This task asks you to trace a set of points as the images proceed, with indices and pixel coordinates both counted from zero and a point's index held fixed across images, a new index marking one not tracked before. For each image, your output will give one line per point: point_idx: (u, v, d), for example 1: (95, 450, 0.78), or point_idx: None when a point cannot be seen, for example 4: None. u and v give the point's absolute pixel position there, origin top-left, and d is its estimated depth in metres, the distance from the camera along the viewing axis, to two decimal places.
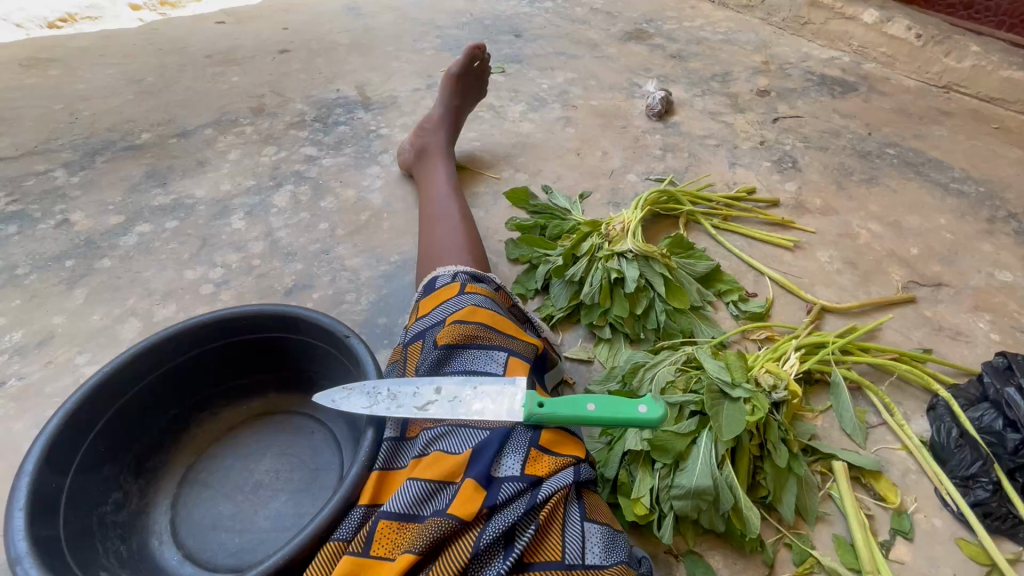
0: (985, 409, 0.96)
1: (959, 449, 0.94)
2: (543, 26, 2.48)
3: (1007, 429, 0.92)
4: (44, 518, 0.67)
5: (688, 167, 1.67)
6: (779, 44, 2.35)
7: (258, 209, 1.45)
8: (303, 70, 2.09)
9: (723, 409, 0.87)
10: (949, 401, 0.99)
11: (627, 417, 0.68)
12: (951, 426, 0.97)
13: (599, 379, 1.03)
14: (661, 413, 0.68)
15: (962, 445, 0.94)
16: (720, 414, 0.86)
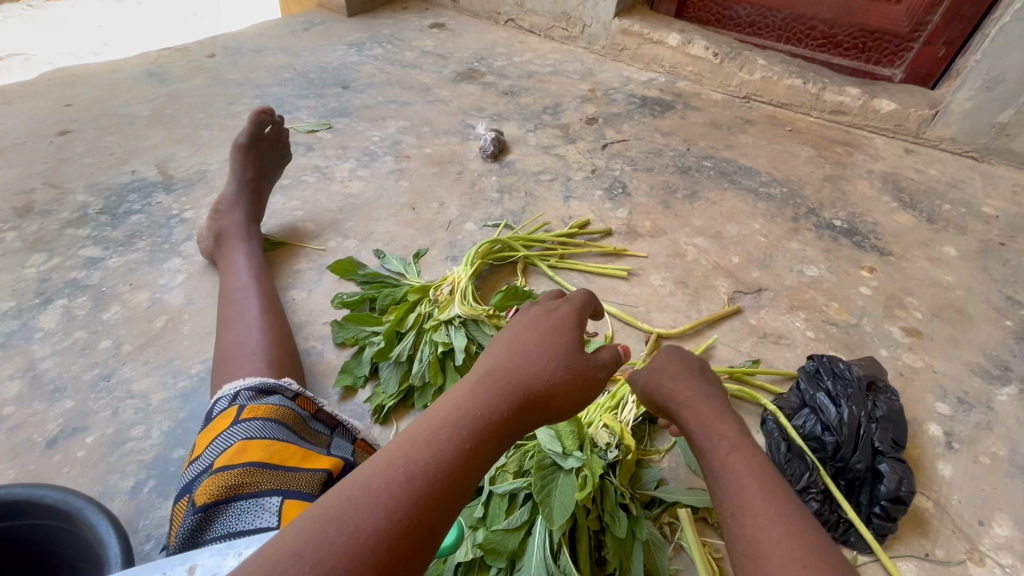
0: (805, 415, 1.00)
1: (789, 464, 0.96)
2: (372, 74, 2.40)
3: (824, 433, 0.97)
4: None
5: (524, 207, 1.65)
6: (603, 71, 2.47)
7: (16, 337, 1.19)
8: (88, 152, 1.81)
9: (552, 486, 0.80)
10: (775, 414, 1.02)
11: None
12: (781, 440, 1.00)
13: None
14: None
15: (791, 460, 0.97)
16: (552, 493, 0.79)
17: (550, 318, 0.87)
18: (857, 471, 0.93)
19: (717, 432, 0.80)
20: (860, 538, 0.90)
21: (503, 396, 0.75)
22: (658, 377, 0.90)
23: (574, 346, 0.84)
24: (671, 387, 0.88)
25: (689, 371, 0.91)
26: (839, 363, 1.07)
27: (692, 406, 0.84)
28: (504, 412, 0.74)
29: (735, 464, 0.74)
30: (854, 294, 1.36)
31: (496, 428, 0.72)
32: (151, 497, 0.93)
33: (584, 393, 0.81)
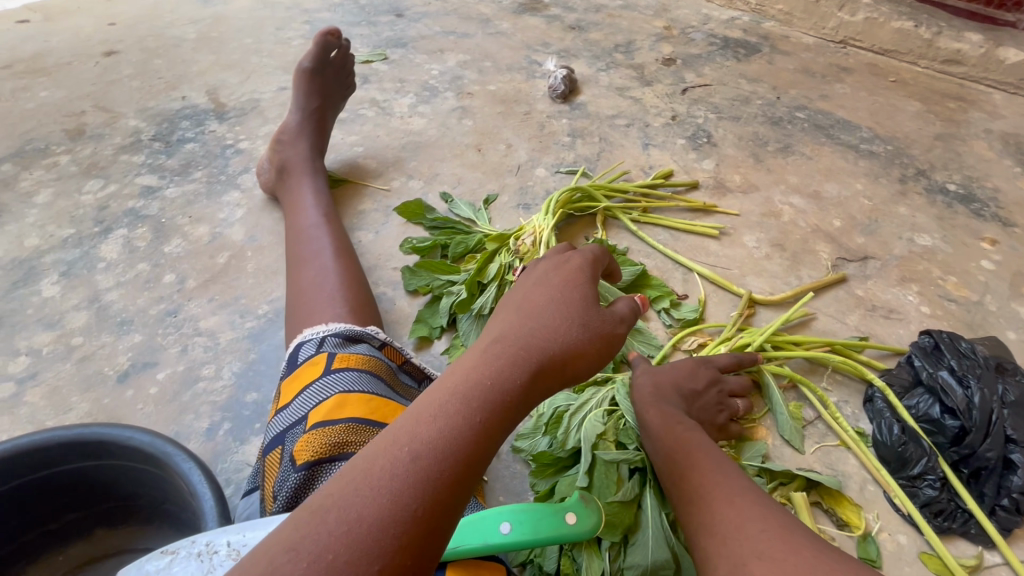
0: (920, 396, 0.92)
1: (903, 447, 0.88)
2: (426, 2, 2.21)
3: (945, 416, 0.88)
4: None
5: (600, 153, 1.52)
6: (679, 6, 2.23)
7: (79, 266, 1.14)
8: (136, 76, 1.71)
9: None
10: (886, 391, 0.93)
11: (551, 533, 0.56)
12: (892, 421, 0.91)
13: (527, 432, 0.87)
14: (591, 522, 0.58)
15: (906, 443, 0.88)
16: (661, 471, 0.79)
17: (561, 271, 0.75)
18: (986, 461, 0.84)
19: (675, 431, 0.76)
20: (982, 530, 0.83)
21: (516, 358, 0.63)
22: (646, 379, 0.86)
23: (590, 303, 0.72)
24: (651, 387, 0.84)
25: (678, 372, 0.87)
26: (961, 341, 0.95)
27: (654, 408, 0.80)
28: (517, 378, 0.62)
29: (688, 462, 0.71)
30: (974, 268, 1.22)
31: (511, 397, 0.60)
32: (228, 440, 0.89)
33: (608, 352, 0.71)
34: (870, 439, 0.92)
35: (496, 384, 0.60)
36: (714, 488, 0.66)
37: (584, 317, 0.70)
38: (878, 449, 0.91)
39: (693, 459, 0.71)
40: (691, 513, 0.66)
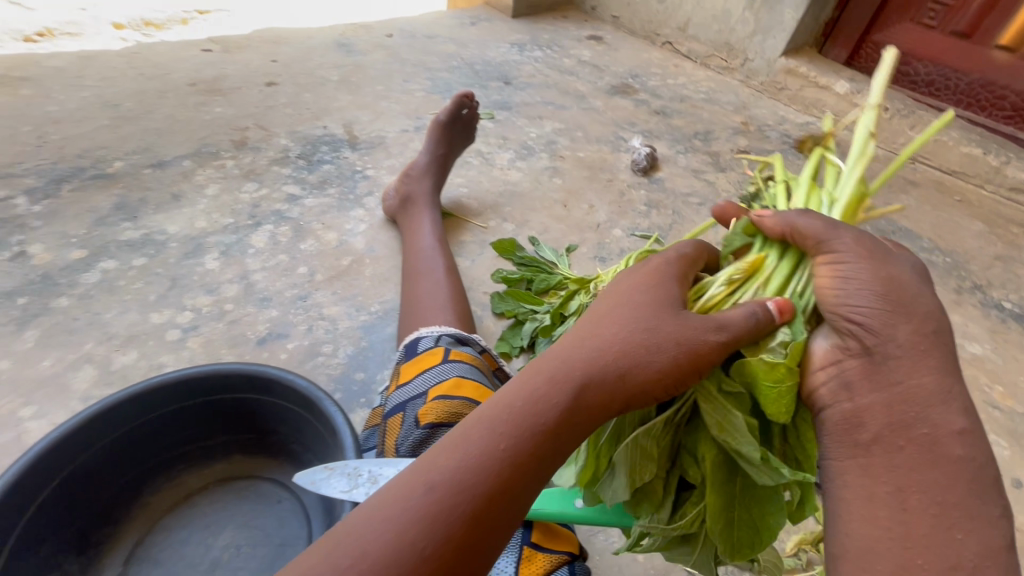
0: None
1: None
2: (531, 74, 2.54)
3: None
4: None
5: (672, 225, 1.70)
6: (757, 106, 2.45)
7: (234, 249, 1.39)
8: (289, 104, 2.06)
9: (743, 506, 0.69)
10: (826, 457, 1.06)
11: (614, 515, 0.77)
12: None
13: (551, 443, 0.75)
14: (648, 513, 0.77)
15: None
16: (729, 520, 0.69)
17: (630, 278, 0.70)
18: None
19: (932, 414, 0.63)
20: None
21: (563, 385, 0.62)
22: (876, 289, 0.64)
23: (654, 323, 0.65)
24: (902, 321, 0.63)
25: (921, 288, 0.65)
26: None
27: (919, 354, 0.63)
28: (562, 406, 0.61)
29: (917, 465, 0.62)
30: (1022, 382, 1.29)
31: (555, 427, 0.60)
32: None
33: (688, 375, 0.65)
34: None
35: (526, 408, 0.60)
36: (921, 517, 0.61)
37: (642, 328, 0.65)
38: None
39: (941, 466, 0.62)
40: (886, 522, 0.62)
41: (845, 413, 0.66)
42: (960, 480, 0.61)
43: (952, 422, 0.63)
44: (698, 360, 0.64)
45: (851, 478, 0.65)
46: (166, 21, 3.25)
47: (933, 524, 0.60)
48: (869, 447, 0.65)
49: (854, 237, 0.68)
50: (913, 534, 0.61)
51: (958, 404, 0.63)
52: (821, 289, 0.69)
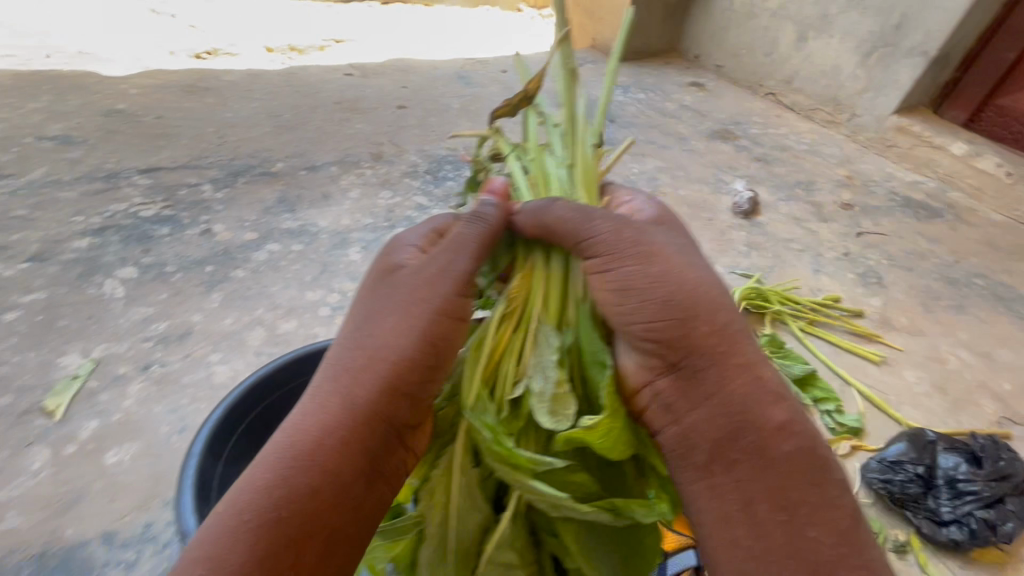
0: (902, 479, 1.08)
1: (948, 519, 1.04)
2: (635, 114, 2.67)
3: (922, 487, 1.07)
4: (203, 500, 0.79)
5: (773, 267, 1.74)
6: (863, 161, 2.43)
7: (373, 246, 1.58)
8: (417, 126, 2.31)
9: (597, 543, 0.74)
10: (881, 495, 1.11)
11: None
12: (909, 513, 1.07)
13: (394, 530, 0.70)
14: None
15: (945, 520, 1.04)
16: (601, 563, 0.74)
17: (356, 325, 0.69)
18: (973, 491, 1.05)
19: (749, 415, 0.62)
20: (1005, 507, 1.04)
21: (325, 438, 0.60)
22: (661, 297, 0.65)
23: (389, 335, 0.66)
24: (695, 324, 0.64)
25: (692, 265, 0.69)
26: (868, 462, 1.14)
27: (710, 338, 0.64)
28: (334, 460, 0.59)
29: (746, 473, 0.61)
30: None
31: (326, 479, 0.58)
32: None
33: (434, 371, 0.68)
34: (878, 493, 1.11)
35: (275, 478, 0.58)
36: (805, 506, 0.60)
37: (369, 373, 0.64)
38: (884, 500, 1.11)
39: (777, 466, 0.61)
40: (751, 534, 0.60)
41: (676, 437, 0.66)
42: (797, 472, 0.61)
43: (772, 415, 0.62)
44: (439, 350, 0.68)
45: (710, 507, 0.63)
46: (308, 47, 3.71)
47: (787, 527, 0.60)
48: (706, 467, 0.63)
49: (610, 230, 0.71)
50: (794, 526, 0.60)
51: (771, 394, 0.63)
52: (608, 303, 0.70)
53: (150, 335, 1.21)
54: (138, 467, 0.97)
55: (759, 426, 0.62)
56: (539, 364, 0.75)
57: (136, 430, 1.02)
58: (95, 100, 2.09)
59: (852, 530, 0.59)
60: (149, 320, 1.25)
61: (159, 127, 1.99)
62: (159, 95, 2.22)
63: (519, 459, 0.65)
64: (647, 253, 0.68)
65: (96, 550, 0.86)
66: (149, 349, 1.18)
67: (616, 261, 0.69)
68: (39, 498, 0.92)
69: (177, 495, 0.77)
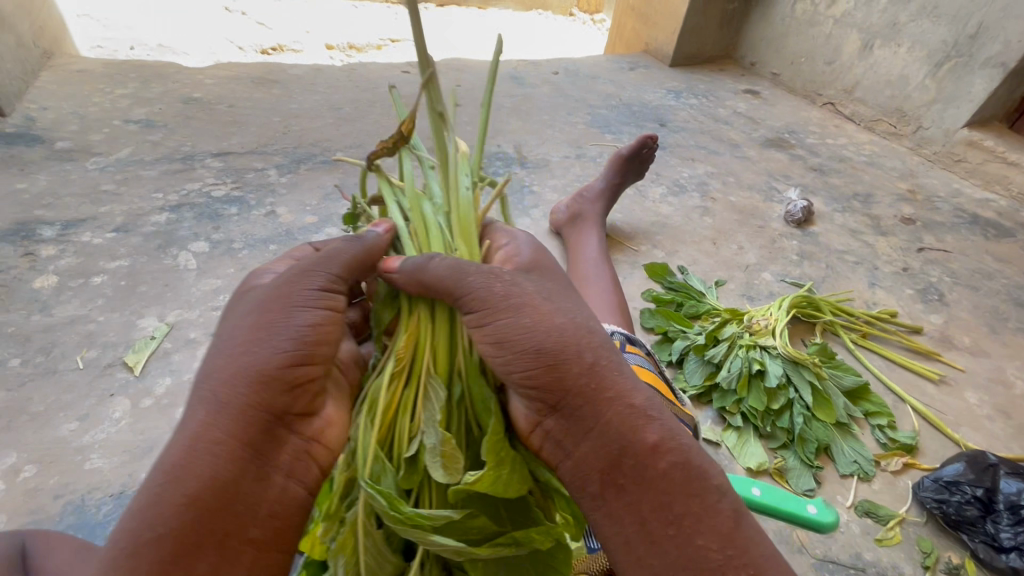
0: (957, 502, 1.04)
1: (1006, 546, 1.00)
2: (687, 119, 2.65)
3: (979, 510, 1.03)
4: None
5: (826, 278, 1.69)
6: (927, 175, 2.33)
7: None
8: (470, 124, 2.37)
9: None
10: (934, 518, 1.06)
11: (807, 511, 0.96)
12: (964, 540, 1.03)
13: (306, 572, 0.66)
14: (828, 517, 0.96)
15: (1003, 548, 1.00)
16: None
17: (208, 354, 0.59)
18: None
19: (626, 443, 0.57)
20: None
21: (189, 452, 0.52)
22: (534, 343, 0.57)
23: (247, 333, 0.57)
24: (569, 361, 0.57)
25: (561, 302, 0.62)
26: (922, 479, 1.09)
27: (589, 372, 0.58)
28: (204, 471, 0.52)
29: (636, 497, 0.57)
30: None
31: (197, 494, 0.51)
32: None
33: (315, 351, 0.59)
34: (931, 512, 1.07)
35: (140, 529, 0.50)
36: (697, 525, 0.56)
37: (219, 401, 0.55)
38: (938, 520, 1.06)
39: (658, 487, 0.56)
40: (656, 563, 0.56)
41: (570, 474, 0.59)
42: (677, 489, 0.57)
43: (645, 437, 0.57)
44: (322, 326, 0.60)
45: (620, 548, 0.57)
46: (366, 46, 3.84)
47: (679, 543, 0.56)
48: (602, 497, 0.58)
49: (478, 269, 0.62)
50: (691, 544, 0.56)
51: (642, 416, 0.58)
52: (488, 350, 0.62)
53: (218, 305, 1.30)
54: None
55: (637, 450, 0.57)
56: (428, 418, 0.64)
57: None
58: (174, 88, 2.24)
59: (734, 532, 0.56)
60: (218, 291, 1.33)
61: (231, 115, 2.12)
62: (232, 86, 2.36)
63: (414, 516, 0.55)
64: (523, 287, 0.61)
65: None
66: (217, 317, 1.26)
67: (493, 293, 0.60)
68: (120, 443, 1.00)
69: None
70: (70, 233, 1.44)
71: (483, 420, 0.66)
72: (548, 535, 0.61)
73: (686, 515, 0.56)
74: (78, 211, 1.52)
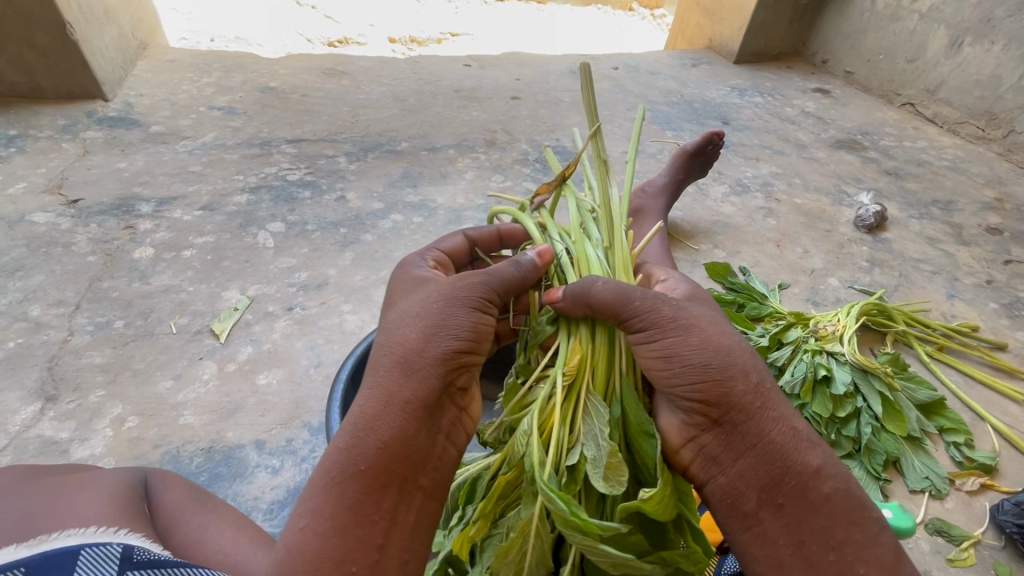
0: None
1: None
2: (751, 118, 2.57)
3: None
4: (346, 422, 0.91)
5: (899, 287, 1.61)
6: (1017, 183, 2.17)
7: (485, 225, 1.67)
8: (529, 117, 2.38)
9: None
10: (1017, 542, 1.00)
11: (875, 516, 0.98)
12: None
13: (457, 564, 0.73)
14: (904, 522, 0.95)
15: None
16: None
17: (394, 321, 0.68)
18: None
19: (788, 464, 0.60)
20: None
21: (385, 405, 0.61)
22: (704, 359, 0.62)
23: (429, 314, 0.66)
24: (733, 381, 0.61)
25: (724, 327, 0.67)
26: (1005, 501, 1.03)
27: (757, 394, 0.62)
28: (396, 421, 0.60)
29: (794, 517, 0.59)
30: None
31: (390, 442, 0.60)
32: None
33: (481, 337, 0.68)
34: (1011, 537, 1.01)
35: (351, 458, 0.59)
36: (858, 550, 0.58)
37: (410, 362, 0.63)
38: (1017, 546, 1.01)
39: (820, 511, 0.58)
40: None
41: (724, 488, 0.63)
42: (840, 516, 0.58)
43: (807, 460, 0.60)
44: (486, 317, 0.69)
45: (772, 563, 0.60)
46: (427, 40, 3.93)
47: (841, 569, 0.58)
48: (756, 515, 0.60)
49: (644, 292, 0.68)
50: (850, 567, 0.57)
51: (805, 440, 0.61)
52: (652, 370, 0.67)
53: (294, 282, 1.38)
54: (283, 392, 1.12)
55: (801, 470, 0.59)
56: (589, 429, 0.71)
57: (282, 360, 1.18)
58: (253, 78, 2.37)
59: (898, 565, 0.57)
60: (293, 269, 1.42)
61: (304, 104, 2.22)
62: (304, 76, 2.47)
63: (588, 525, 0.56)
64: (689, 311, 0.66)
65: (250, 454, 1.02)
66: (293, 293, 1.34)
67: (664, 316, 0.65)
68: (208, 403, 1.09)
69: (327, 417, 0.90)
70: (163, 210, 1.57)
71: (637, 442, 0.71)
72: (691, 559, 0.64)
73: (846, 538, 0.58)
74: (170, 189, 1.65)
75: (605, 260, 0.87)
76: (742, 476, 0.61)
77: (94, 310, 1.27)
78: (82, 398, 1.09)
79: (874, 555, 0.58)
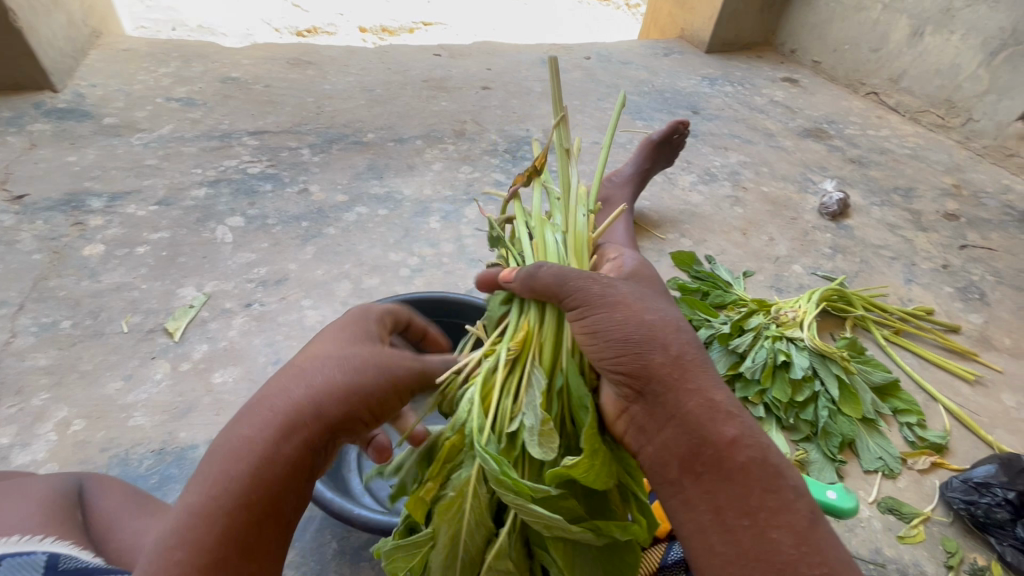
0: (988, 506, 1.01)
1: None
2: (720, 107, 2.58)
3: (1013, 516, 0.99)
4: None
5: (859, 273, 1.64)
6: (974, 170, 2.23)
7: (451, 216, 1.64)
8: (499, 107, 2.36)
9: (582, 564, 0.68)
10: (964, 518, 1.04)
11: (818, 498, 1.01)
12: (995, 543, 1.00)
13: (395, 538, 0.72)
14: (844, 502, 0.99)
15: None
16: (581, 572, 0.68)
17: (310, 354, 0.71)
18: None
19: (706, 433, 0.59)
20: None
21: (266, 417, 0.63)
22: (625, 334, 0.63)
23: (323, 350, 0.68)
24: (652, 351, 0.62)
25: (651, 302, 0.67)
26: (952, 478, 1.07)
27: (674, 364, 0.62)
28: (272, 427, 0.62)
29: (712, 485, 0.59)
30: None
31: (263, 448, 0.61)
32: None
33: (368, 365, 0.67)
34: (958, 513, 1.05)
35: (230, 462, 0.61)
36: (772, 516, 0.57)
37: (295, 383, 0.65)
38: (964, 521, 1.04)
39: (734, 479, 0.58)
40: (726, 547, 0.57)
41: (652, 457, 0.63)
42: (753, 483, 0.58)
43: (722, 430, 0.59)
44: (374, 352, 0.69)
45: (693, 529, 0.59)
46: (399, 29, 3.85)
47: (756, 534, 0.57)
48: (679, 482, 0.60)
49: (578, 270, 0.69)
50: (765, 531, 0.56)
51: (723, 411, 0.61)
52: (581, 344, 0.68)
53: (252, 278, 1.34)
54: (239, 390, 1.09)
55: (718, 439, 0.59)
56: (529, 402, 0.71)
57: (238, 357, 1.15)
58: (213, 68, 2.30)
59: (809, 530, 0.56)
60: (252, 265, 1.38)
61: (267, 95, 2.16)
62: (268, 67, 2.40)
63: (519, 485, 0.58)
64: (617, 287, 0.67)
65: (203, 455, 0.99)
66: (252, 289, 1.31)
67: (586, 290, 0.66)
68: (160, 403, 1.06)
69: None
70: (115, 205, 1.51)
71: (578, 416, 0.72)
72: (626, 529, 0.64)
73: (762, 506, 0.57)
74: (123, 183, 1.59)
75: (563, 243, 0.87)
76: (662, 446, 0.62)
77: (38, 310, 1.22)
78: (25, 402, 1.05)
79: (786, 519, 0.57)
